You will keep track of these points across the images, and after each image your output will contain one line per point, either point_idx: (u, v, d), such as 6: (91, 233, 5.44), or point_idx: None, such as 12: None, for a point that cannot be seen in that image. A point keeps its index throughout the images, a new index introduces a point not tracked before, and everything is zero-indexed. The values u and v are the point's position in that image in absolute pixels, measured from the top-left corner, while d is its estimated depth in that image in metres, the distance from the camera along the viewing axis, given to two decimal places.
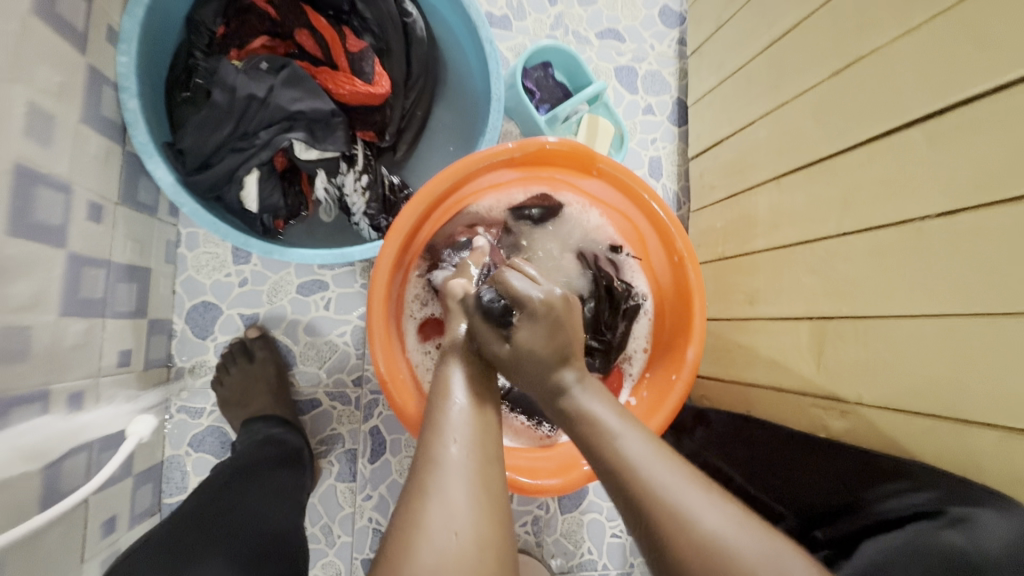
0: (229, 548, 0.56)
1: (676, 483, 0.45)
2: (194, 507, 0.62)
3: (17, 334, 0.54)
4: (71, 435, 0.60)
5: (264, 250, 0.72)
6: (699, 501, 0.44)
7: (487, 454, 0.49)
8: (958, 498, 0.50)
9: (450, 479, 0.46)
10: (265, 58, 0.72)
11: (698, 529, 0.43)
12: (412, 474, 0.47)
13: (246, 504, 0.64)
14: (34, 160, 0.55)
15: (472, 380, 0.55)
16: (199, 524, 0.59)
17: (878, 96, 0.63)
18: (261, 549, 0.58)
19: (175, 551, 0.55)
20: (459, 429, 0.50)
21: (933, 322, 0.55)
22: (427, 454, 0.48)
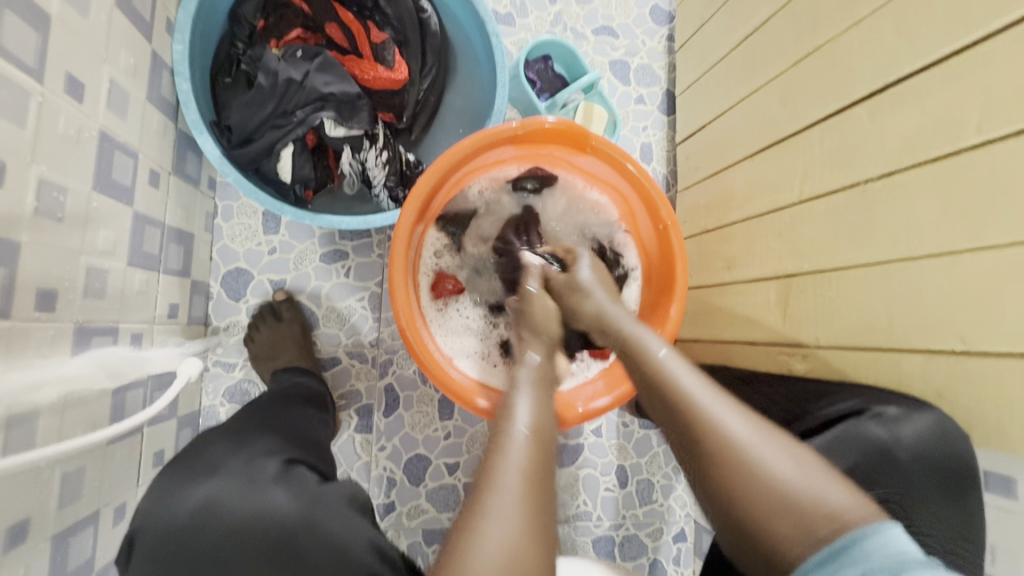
0: (283, 434, 0.66)
1: (748, 431, 0.56)
2: (248, 408, 0.72)
3: (97, 274, 0.64)
4: (138, 364, 0.70)
5: (297, 215, 0.82)
6: (775, 452, 0.54)
7: (543, 479, 0.54)
8: (876, 401, 0.62)
9: (509, 482, 0.51)
10: (301, 47, 0.83)
11: (774, 472, 0.52)
12: (473, 490, 0.52)
13: (292, 415, 0.73)
14: (113, 130, 0.66)
15: (534, 409, 0.63)
16: (254, 419, 0.67)
17: (831, 80, 0.73)
18: (306, 440, 0.68)
19: (241, 430, 0.64)
20: (521, 452, 0.55)
21: (873, 268, 0.65)
22: (490, 465, 0.54)
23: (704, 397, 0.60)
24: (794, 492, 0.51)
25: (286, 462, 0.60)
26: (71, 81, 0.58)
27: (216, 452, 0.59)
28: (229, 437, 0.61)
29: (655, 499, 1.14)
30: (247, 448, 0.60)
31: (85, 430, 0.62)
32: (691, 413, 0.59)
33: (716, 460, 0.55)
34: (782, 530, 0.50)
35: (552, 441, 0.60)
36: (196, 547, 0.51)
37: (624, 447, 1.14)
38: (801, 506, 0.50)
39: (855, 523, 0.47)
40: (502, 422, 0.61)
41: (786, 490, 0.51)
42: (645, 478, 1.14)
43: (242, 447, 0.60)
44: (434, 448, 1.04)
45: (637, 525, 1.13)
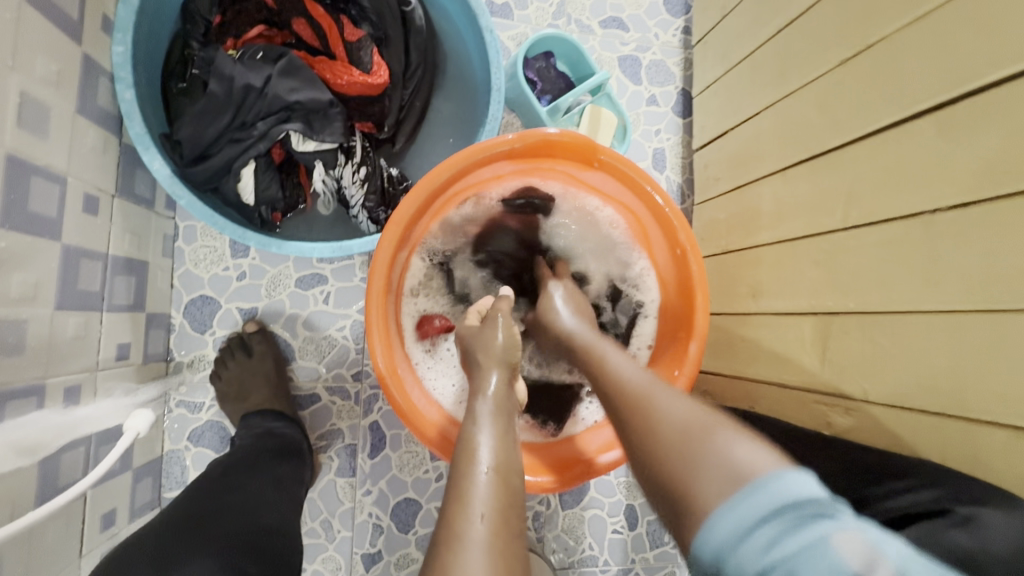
0: (220, 542, 0.54)
1: (671, 397, 0.46)
2: (198, 489, 0.62)
3: (13, 327, 0.54)
4: (67, 428, 0.60)
5: (262, 243, 0.71)
6: (673, 399, 0.46)
7: (512, 531, 0.43)
8: (960, 498, 0.49)
9: (473, 556, 0.39)
10: (262, 48, 0.72)
11: (666, 417, 0.43)
12: (433, 549, 0.41)
13: (240, 493, 0.62)
14: (27, 152, 0.55)
15: (499, 447, 0.50)
16: (186, 521, 0.56)
17: (884, 86, 0.61)
18: (251, 544, 0.57)
19: (164, 552, 0.52)
20: (485, 499, 0.44)
21: (940, 317, 0.54)
22: (449, 528, 0.42)
23: (626, 372, 0.52)
24: (692, 438, 0.40)
25: None
26: None
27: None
28: (147, 568, 0.50)
29: (667, 541, 1.04)
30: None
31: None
32: (626, 398, 0.49)
33: (634, 416, 0.46)
34: (700, 487, 0.37)
35: (522, 484, 0.48)
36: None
37: (634, 486, 1.04)
38: (700, 451, 0.39)
39: (753, 463, 0.36)
40: (456, 458, 0.49)
41: (683, 432, 0.41)
42: (657, 519, 1.04)
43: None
44: (424, 491, 0.94)
45: (648, 569, 1.03)
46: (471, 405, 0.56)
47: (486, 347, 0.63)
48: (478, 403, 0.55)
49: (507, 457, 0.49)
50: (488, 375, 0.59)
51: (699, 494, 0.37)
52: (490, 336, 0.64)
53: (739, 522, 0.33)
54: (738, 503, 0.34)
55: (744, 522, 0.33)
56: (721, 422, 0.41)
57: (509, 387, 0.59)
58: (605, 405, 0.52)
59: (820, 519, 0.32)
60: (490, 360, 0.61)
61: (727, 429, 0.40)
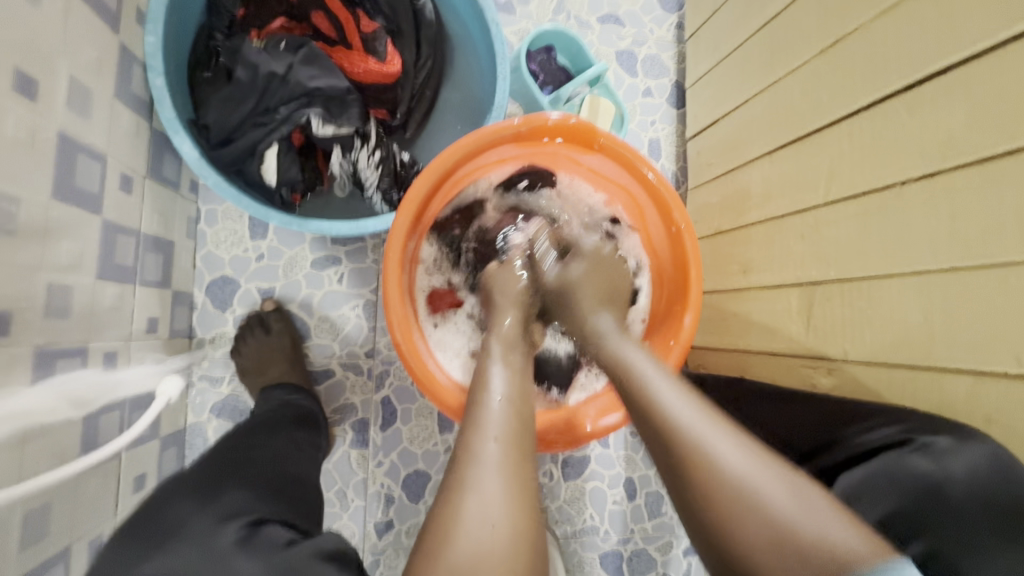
0: (255, 480, 0.60)
1: (727, 437, 0.49)
2: (229, 440, 0.67)
3: (61, 292, 0.58)
4: (110, 387, 0.65)
5: (283, 221, 0.76)
6: (730, 445, 0.48)
7: (519, 448, 0.52)
8: (923, 429, 0.55)
9: (487, 473, 0.48)
10: (284, 38, 0.77)
11: (728, 469, 0.47)
12: (453, 465, 0.50)
13: (270, 447, 0.68)
14: (74, 131, 0.59)
15: (509, 379, 0.59)
16: (225, 464, 0.61)
17: (861, 71, 0.66)
18: (279, 489, 0.61)
19: (207, 480, 0.57)
20: (497, 424, 0.53)
21: (913, 277, 0.59)
22: (465, 449, 0.51)
23: (670, 401, 0.53)
24: (762, 505, 0.45)
25: (254, 522, 0.53)
26: (20, 78, 0.51)
27: (178, 510, 0.53)
28: (195, 496, 0.54)
29: (665, 512, 1.09)
30: (211, 507, 0.53)
31: (50, 464, 0.56)
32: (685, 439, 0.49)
33: (685, 464, 0.48)
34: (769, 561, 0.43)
35: (527, 411, 0.57)
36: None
37: (633, 458, 1.09)
38: (786, 533, 0.43)
39: (850, 552, 0.41)
40: (474, 389, 0.59)
41: (751, 494, 0.45)
42: (655, 490, 1.09)
43: (204, 508, 0.53)
44: (433, 462, 0.99)
45: (647, 539, 1.08)
46: (487, 342, 0.65)
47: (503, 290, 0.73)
48: (491, 342, 0.65)
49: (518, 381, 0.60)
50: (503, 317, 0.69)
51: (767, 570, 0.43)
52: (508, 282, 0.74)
53: None
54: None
55: None
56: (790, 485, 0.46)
57: (523, 326, 0.69)
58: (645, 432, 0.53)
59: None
60: (506, 300, 0.71)
61: (794, 485, 0.46)
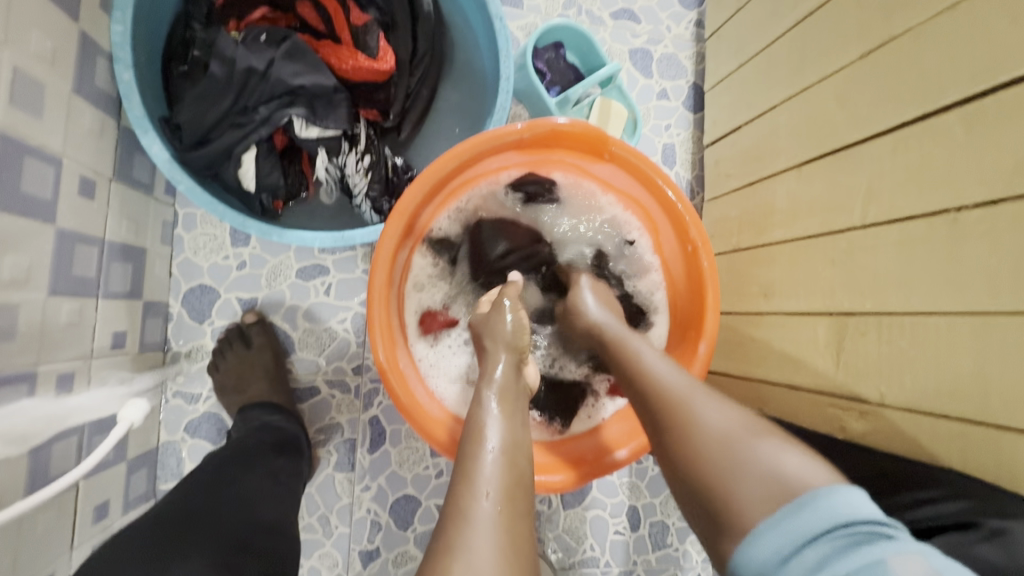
0: (216, 537, 0.54)
1: (705, 403, 0.49)
2: (198, 477, 0.62)
3: (2, 311, 0.52)
4: (60, 417, 0.59)
5: (262, 231, 0.69)
6: (717, 410, 0.48)
7: (518, 509, 0.46)
8: (991, 511, 0.48)
9: (480, 534, 0.42)
10: (266, 30, 0.70)
11: (699, 417, 0.48)
12: (443, 523, 0.44)
13: (239, 484, 0.62)
14: (20, 130, 0.53)
15: (504, 426, 0.52)
16: (185, 514, 0.55)
17: (908, 81, 0.59)
18: (247, 542, 0.55)
19: (156, 544, 0.52)
20: (493, 478, 0.46)
21: (964, 318, 0.52)
22: (457, 505, 0.45)
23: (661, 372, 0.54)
24: (722, 439, 0.46)
25: None
26: None
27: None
28: (135, 564, 0.49)
29: (670, 543, 1.03)
30: None
31: None
32: (666, 399, 0.51)
33: (671, 430, 0.49)
34: (739, 493, 0.42)
35: (529, 467, 0.50)
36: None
37: (637, 487, 1.02)
38: (747, 465, 0.43)
39: (809, 480, 0.40)
40: (465, 438, 0.51)
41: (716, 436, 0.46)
42: (659, 520, 1.02)
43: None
44: (424, 488, 0.93)
45: (650, 571, 1.02)
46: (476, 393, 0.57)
47: (493, 333, 0.63)
48: (483, 390, 0.56)
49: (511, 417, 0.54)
50: (495, 361, 0.60)
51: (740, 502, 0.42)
52: (495, 321, 0.64)
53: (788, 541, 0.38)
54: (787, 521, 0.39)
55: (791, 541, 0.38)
56: (771, 434, 0.45)
57: (518, 371, 0.60)
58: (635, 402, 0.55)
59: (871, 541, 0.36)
60: (498, 346, 0.62)
61: (767, 436, 0.45)
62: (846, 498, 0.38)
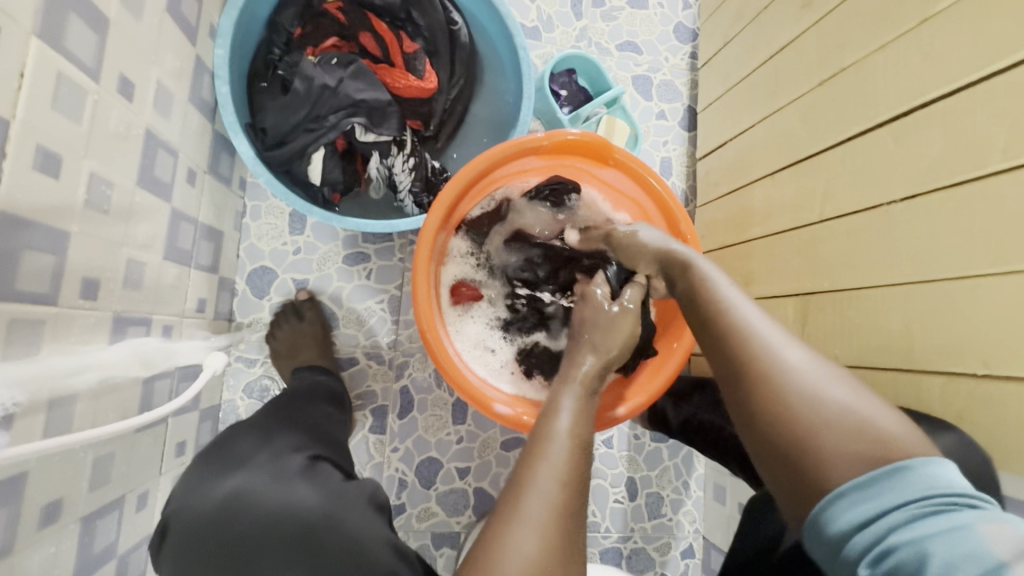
0: (307, 429, 0.69)
1: (811, 365, 0.49)
2: (278, 401, 0.76)
3: (136, 266, 0.67)
4: (169, 354, 0.72)
5: (325, 217, 0.84)
6: (830, 380, 0.48)
7: (577, 486, 0.54)
8: (897, 418, 0.62)
9: (538, 501, 0.52)
10: (336, 55, 0.86)
11: (787, 364, 0.50)
12: (509, 487, 0.54)
13: (308, 412, 0.75)
14: (157, 129, 0.69)
15: (577, 412, 0.61)
16: (279, 416, 0.70)
17: (854, 103, 0.73)
18: (328, 439, 0.71)
19: (267, 425, 0.67)
20: (561, 454, 0.55)
21: (894, 288, 0.65)
22: (522, 476, 0.54)
23: (752, 321, 0.54)
24: (813, 395, 0.47)
25: (313, 457, 0.63)
26: (124, 82, 0.61)
27: (244, 445, 0.62)
28: (255, 436, 0.64)
29: (664, 513, 1.14)
30: (270, 446, 0.62)
31: (116, 418, 0.64)
32: (750, 349, 0.52)
33: (759, 386, 0.50)
34: (826, 448, 0.45)
35: (591, 448, 0.59)
36: (226, 537, 0.54)
37: (635, 460, 1.14)
38: (846, 423, 0.45)
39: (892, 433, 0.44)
40: (539, 421, 0.61)
41: (807, 392, 0.48)
42: (655, 491, 1.14)
43: (265, 445, 0.62)
44: (446, 451, 1.05)
45: (646, 538, 1.13)
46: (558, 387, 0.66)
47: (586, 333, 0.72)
48: (565, 387, 0.65)
49: (585, 408, 0.62)
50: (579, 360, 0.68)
51: (826, 455, 0.45)
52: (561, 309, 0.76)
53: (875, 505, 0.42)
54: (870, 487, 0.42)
55: (881, 505, 0.42)
56: (871, 397, 0.48)
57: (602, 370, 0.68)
58: (711, 338, 0.56)
59: (963, 508, 0.39)
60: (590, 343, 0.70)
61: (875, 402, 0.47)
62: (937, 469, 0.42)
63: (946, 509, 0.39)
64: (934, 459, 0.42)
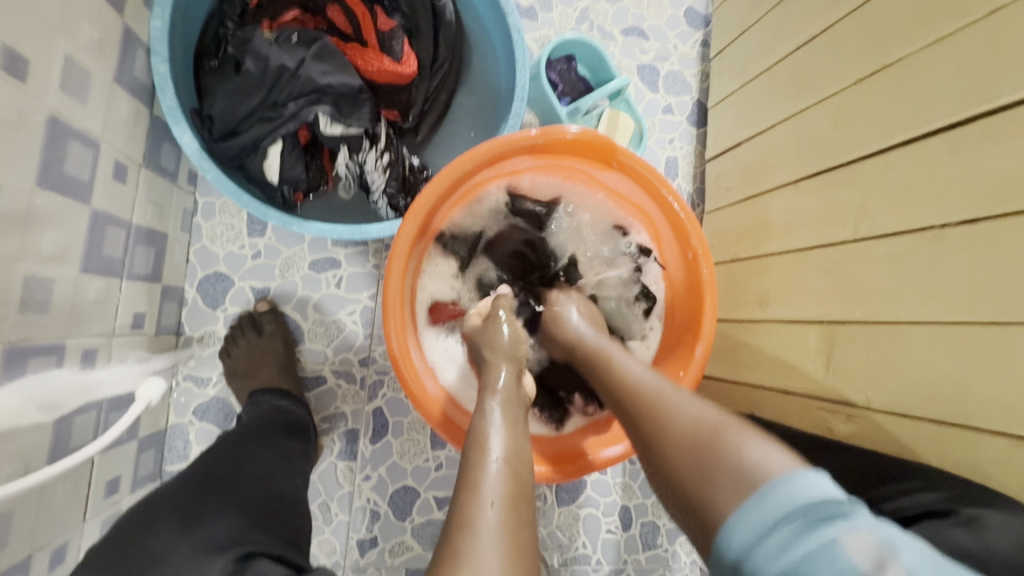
0: (243, 502, 0.57)
1: (681, 403, 0.48)
2: (219, 449, 0.65)
3: (41, 284, 0.55)
4: (85, 389, 0.61)
5: (283, 221, 0.72)
6: (688, 399, 0.48)
7: (521, 516, 0.46)
8: (961, 499, 0.52)
9: (484, 542, 0.42)
10: (297, 31, 0.73)
11: (682, 418, 0.47)
12: (447, 531, 0.45)
13: (253, 460, 0.64)
14: (67, 115, 0.56)
15: (507, 435, 0.53)
16: (208, 481, 0.59)
17: (899, 105, 0.63)
18: (270, 509, 0.59)
19: (190, 501, 0.55)
20: (496, 488, 0.47)
21: (944, 328, 0.56)
22: (461, 515, 0.45)
23: (642, 377, 0.54)
24: (694, 428, 0.45)
25: (245, 555, 0.51)
26: (13, 56, 0.48)
27: (157, 539, 0.51)
28: (175, 518, 0.53)
29: (659, 544, 1.05)
30: (192, 537, 0.51)
31: (13, 471, 0.52)
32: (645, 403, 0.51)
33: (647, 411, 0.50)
34: (729, 502, 0.38)
35: (531, 475, 0.51)
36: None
37: (630, 487, 1.05)
38: (726, 467, 0.40)
39: (774, 468, 0.38)
40: (468, 447, 0.52)
41: (691, 422, 0.46)
42: (650, 521, 1.05)
43: (186, 535, 0.52)
44: (423, 480, 0.95)
45: (639, 570, 1.04)
46: (481, 401, 0.59)
47: (489, 343, 0.67)
48: (488, 400, 0.58)
49: (512, 420, 0.55)
50: (498, 369, 0.63)
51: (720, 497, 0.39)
52: (495, 333, 0.67)
53: (751, 530, 0.36)
54: (749, 512, 0.37)
55: (759, 528, 0.36)
56: (743, 429, 0.43)
57: (518, 381, 0.62)
58: (612, 402, 0.56)
59: (835, 520, 0.34)
60: (496, 356, 0.65)
61: (749, 433, 0.43)
62: (809, 482, 0.37)
63: (818, 528, 0.34)
64: (803, 473, 0.37)
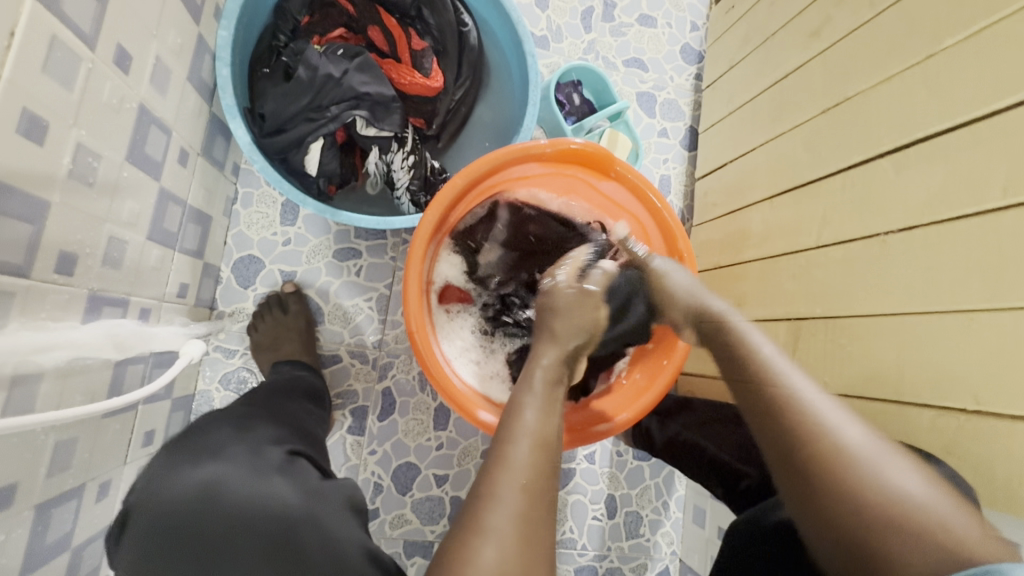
0: (284, 423, 0.71)
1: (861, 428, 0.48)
2: (255, 395, 0.75)
3: (118, 245, 0.64)
4: (145, 338, 0.70)
5: (319, 209, 0.82)
6: (854, 421, 0.48)
7: (547, 495, 0.53)
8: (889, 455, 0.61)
9: (504, 516, 0.50)
10: (342, 46, 0.85)
11: (858, 442, 0.46)
12: (479, 493, 0.53)
13: (288, 402, 0.77)
14: (152, 104, 0.67)
15: (541, 422, 0.61)
16: (263, 409, 0.71)
17: (857, 132, 0.74)
18: (304, 436, 0.71)
19: (246, 416, 0.67)
20: (524, 463, 0.55)
21: (887, 318, 0.66)
22: (489, 487, 0.53)
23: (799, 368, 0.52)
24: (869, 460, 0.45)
25: (288, 456, 0.64)
26: (121, 53, 0.59)
27: (217, 436, 0.62)
28: (232, 426, 0.64)
29: (642, 533, 1.12)
30: (245, 438, 0.63)
31: (82, 400, 0.61)
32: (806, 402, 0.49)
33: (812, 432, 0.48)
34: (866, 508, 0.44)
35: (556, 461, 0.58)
36: (199, 536, 0.55)
37: (616, 477, 1.12)
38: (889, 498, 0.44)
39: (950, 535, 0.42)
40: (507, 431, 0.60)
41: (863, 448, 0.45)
42: (634, 511, 1.12)
43: (239, 437, 0.62)
44: (425, 457, 1.03)
45: (622, 557, 1.11)
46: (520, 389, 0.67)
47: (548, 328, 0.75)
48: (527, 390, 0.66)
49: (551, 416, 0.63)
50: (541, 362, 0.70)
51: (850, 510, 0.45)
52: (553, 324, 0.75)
53: None
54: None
55: None
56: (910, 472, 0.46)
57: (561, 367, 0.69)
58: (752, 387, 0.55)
59: None
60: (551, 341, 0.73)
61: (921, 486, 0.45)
62: None
63: None
64: None
